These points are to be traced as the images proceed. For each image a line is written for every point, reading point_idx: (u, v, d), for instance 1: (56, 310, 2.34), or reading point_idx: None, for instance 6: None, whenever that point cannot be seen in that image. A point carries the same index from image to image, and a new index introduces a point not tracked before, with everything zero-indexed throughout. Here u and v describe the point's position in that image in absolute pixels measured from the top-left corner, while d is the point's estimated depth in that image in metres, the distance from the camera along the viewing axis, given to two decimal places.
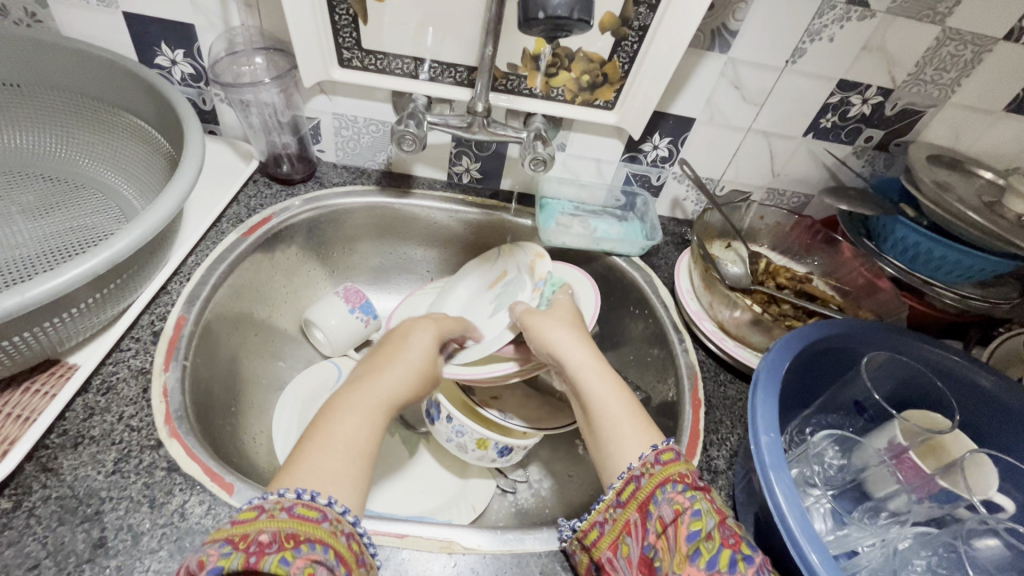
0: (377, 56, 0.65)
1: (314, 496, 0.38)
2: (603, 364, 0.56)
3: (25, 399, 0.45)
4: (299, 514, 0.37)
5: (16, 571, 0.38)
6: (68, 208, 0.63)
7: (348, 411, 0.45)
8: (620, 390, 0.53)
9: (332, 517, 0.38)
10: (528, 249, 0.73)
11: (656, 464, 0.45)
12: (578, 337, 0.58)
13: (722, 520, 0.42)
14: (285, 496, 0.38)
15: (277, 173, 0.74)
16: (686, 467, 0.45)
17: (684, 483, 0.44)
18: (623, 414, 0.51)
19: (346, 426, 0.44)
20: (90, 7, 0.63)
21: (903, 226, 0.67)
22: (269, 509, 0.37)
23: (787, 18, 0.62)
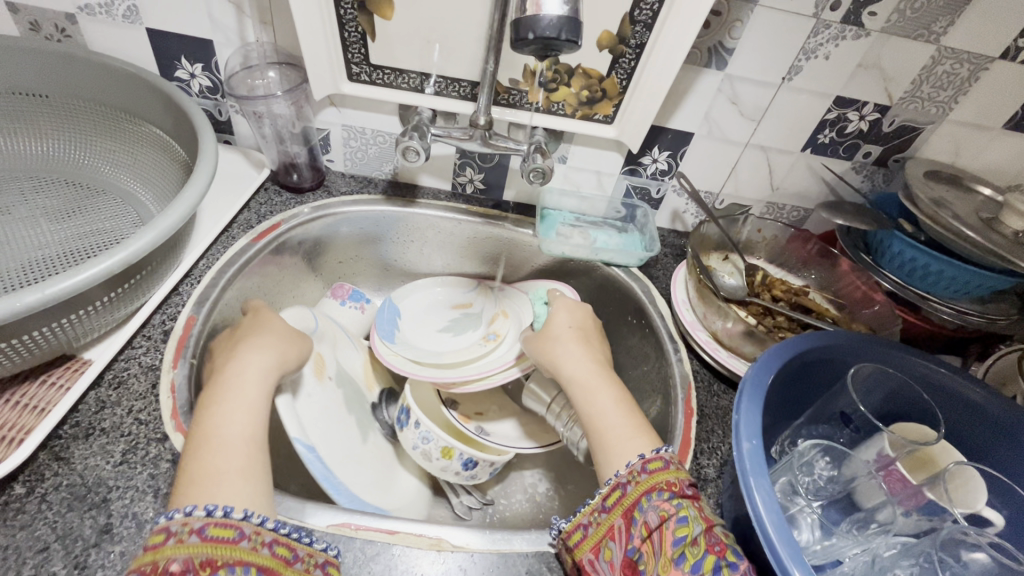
0: (386, 71, 0.68)
1: (228, 512, 0.39)
2: (599, 376, 0.59)
3: (41, 391, 0.48)
4: (212, 536, 0.37)
5: (26, 553, 0.40)
6: (89, 212, 0.66)
7: (220, 404, 0.47)
8: (619, 396, 0.56)
9: (250, 532, 0.39)
10: (499, 300, 0.81)
11: (643, 472, 0.46)
12: (578, 349, 0.62)
13: (709, 528, 0.43)
14: (194, 516, 0.38)
15: (287, 181, 0.77)
16: (675, 475, 0.46)
17: (671, 491, 0.45)
18: (619, 420, 0.54)
19: (222, 413, 0.46)
20: (116, 24, 0.67)
21: (899, 241, 0.68)
22: (178, 533, 0.37)
23: (781, 36, 0.64)
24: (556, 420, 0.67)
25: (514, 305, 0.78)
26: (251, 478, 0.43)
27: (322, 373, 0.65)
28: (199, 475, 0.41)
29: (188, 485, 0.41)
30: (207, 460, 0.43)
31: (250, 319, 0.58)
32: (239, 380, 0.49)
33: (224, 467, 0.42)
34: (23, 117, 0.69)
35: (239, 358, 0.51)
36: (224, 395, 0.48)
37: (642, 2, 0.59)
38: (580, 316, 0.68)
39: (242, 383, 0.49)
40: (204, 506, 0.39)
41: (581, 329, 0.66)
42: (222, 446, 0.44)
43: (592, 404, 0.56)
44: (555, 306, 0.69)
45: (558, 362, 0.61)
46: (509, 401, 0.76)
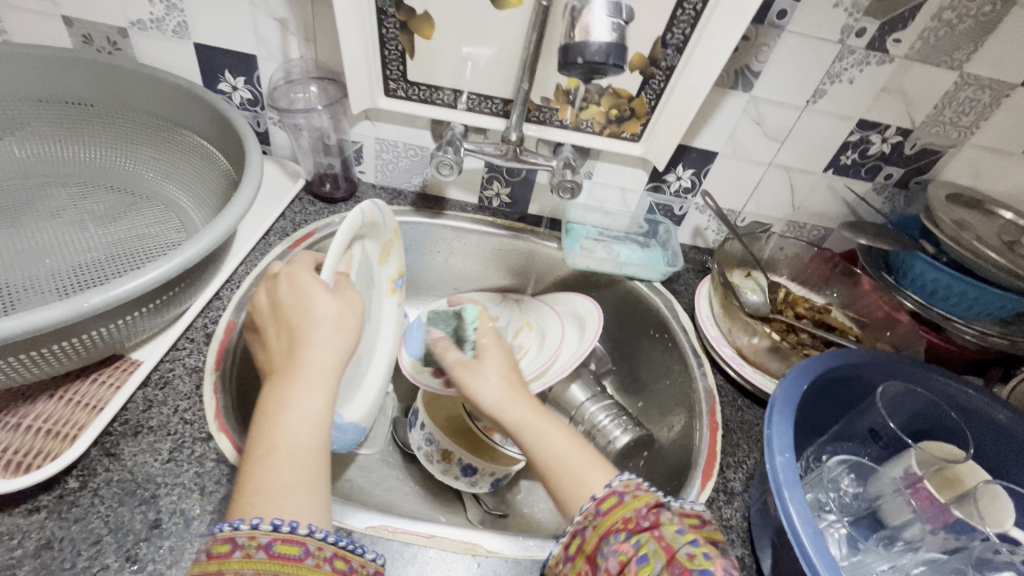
0: (421, 88, 0.70)
1: (294, 526, 0.36)
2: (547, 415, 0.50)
3: (93, 389, 0.50)
4: (280, 552, 0.35)
5: (81, 545, 0.41)
6: (134, 217, 0.68)
7: (286, 408, 0.41)
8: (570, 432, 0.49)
9: (315, 549, 0.37)
10: (525, 311, 0.83)
11: (596, 515, 0.41)
12: (510, 395, 0.52)
13: (671, 556, 0.36)
14: (260, 529, 0.35)
15: (321, 191, 0.79)
16: (631, 507, 0.41)
17: (628, 528, 0.39)
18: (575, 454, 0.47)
19: (292, 418, 0.41)
20: (165, 38, 0.70)
21: (921, 262, 0.69)
22: (244, 546, 0.35)
23: (807, 61, 0.66)
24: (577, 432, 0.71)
25: (533, 318, 0.81)
26: (317, 494, 0.39)
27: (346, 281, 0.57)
28: (266, 488, 0.38)
29: (252, 495, 0.37)
30: (276, 471, 0.38)
31: (288, 291, 0.48)
32: (310, 378, 0.43)
33: (292, 481, 0.38)
34: (71, 126, 0.71)
35: (304, 346, 0.44)
36: (288, 396, 0.42)
37: (674, 26, 0.61)
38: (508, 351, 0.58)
39: (308, 381, 0.43)
40: (271, 519, 0.36)
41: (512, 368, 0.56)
42: (289, 456, 0.39)
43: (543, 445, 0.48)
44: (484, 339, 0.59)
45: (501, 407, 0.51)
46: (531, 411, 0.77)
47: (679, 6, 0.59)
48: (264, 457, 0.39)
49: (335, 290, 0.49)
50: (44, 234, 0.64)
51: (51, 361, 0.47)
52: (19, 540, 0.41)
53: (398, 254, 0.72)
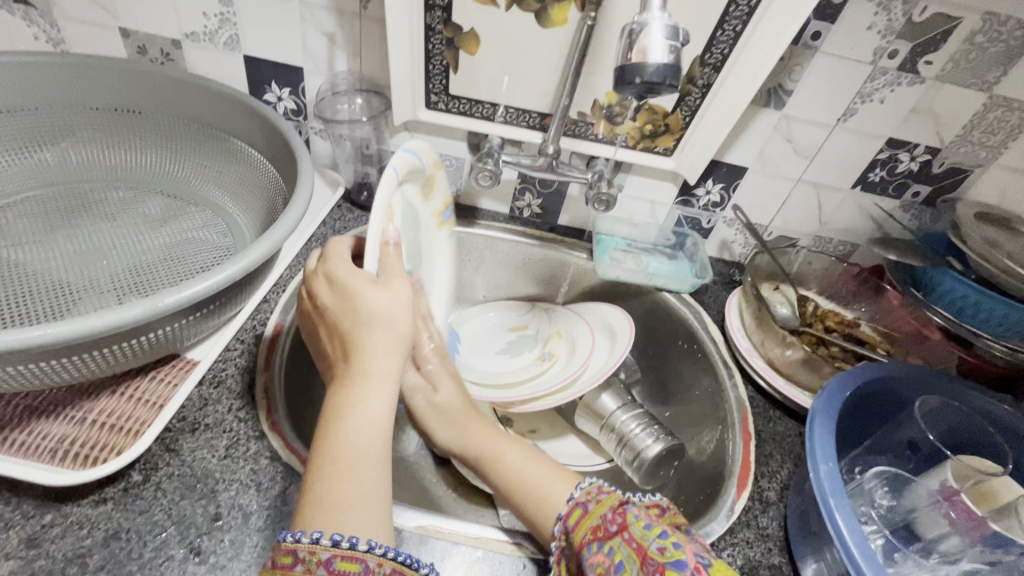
0: (462, 101, 0.72)
1: (354, 543, 0.37)
2: (503, 438, 0.55)
3: (153, 386, 0.52)
4: (339, 569, 0.36)
5: (147, 536, 0.43)
6: (182, 221, 0.71)
7: (344, 418, 0.42)
8: (528, 450, 0.53)
9: (373, 565, 0.38)
10: (554, 320, 0.85)
11: (568, 533, 0.44)
12: (466, 421, 0.57)
13: (643, 556, 0.38)
14: (321, 545, 0.36)
15: (359, 200, 0.82)
16: (598, 515, 0.44)
17: (598, 537, 0.42)
18: (537, 471, 0.51)
19: (353, 430, 0.42)
20: (217, 49, 0.73)
21: (951, 278, 0.69)
22: (306, 560, 0.36)
23: (839, 81, 0.67)
24: (607, 440, 0.72)
25: (562, 326, 0.83)
26: (378, 507, 0.40)
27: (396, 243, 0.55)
28: (328, 501, 0.39)
29: (315, 507, 0.39)
30: (337, 485, 0.40)
31: (332, 291, 0.49)
32: (365, 384, 0.44)
33: (353, 495, 0.40)
34: (123, 132, 0.74)
35: (358, 351, 0.45)
36: (345, 405, 0.43)
37: (713, 46, 0.63)
38: (460, 381, 0.63)
39: (364, 391, 0.44)
40: (331, 535, 0.37)
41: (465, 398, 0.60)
42: (349, 469, 0.40)
43: (502, 464, 0.52)
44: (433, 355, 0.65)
45: (463, 430, 0.57)
46: (559, 416, 0.79)
47: (719, 27, 0.61)
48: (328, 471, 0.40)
49: (380, 282, 0.49)
50: (100, 236, 0.67)
51: (119, 358, 0.49)
52: (89, 530, 0.42)
53: (441, 186, 0.68)
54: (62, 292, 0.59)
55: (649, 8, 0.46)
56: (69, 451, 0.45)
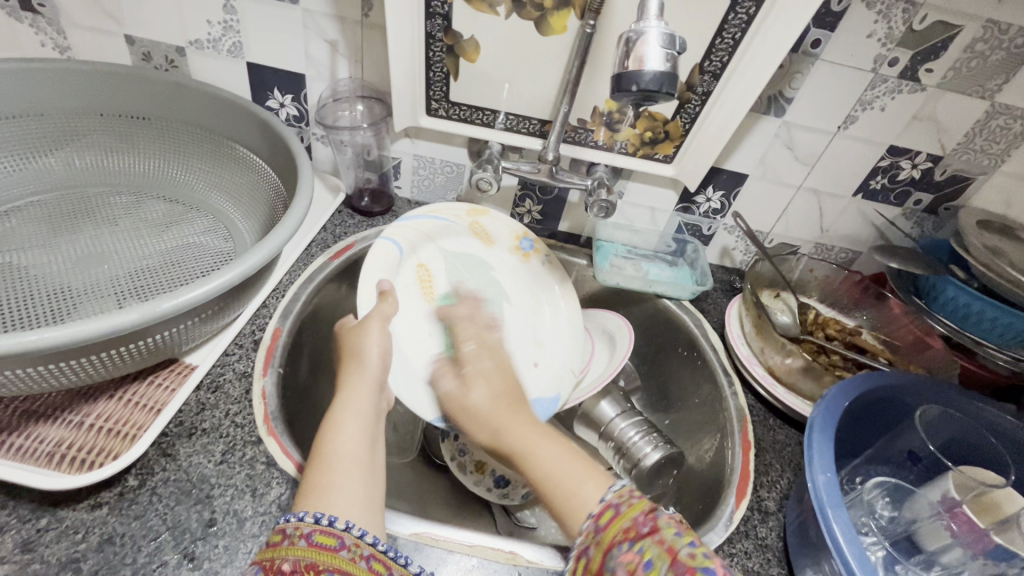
0: (462, 108, 0.72)
1: (332, 520, 0.39)
2: (543, 429, 0.50)
3: (150, 391, 0.52)
4: (318, 542, 0.38)
5: (141, 541, 0.43)
6: (184, 226, 0.71)
7: (329, 423, 0.47)
8: (561, 445, 0.47)
9: (350, 543, 0.38)
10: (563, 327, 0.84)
11: (597, 531, 0.39)
12: (505, 419, 0.51)
13: (675, 556, 0.34)
14: (304, 521, 0.38)
15: (359, 206, 0.82)
16: (629, 516, 0.39)
17: (630, 538, 0.37)
18: (565, 464, 0.45)
19: (336, 430, 0.46)
20: (220, 56, 0.73)
21: (953, 286, 0.69)
22: (291, 535, 0.38)
23: (839, 90, 0.67)
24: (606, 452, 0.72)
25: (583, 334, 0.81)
26: (361, 495, 0.42)
27: (433, 296, 0.71)
28: (311, 484, 0.42)
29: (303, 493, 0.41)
30: (320, 471, 0.43)
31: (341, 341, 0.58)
32: (348, 402, 0.49)
33: (332, 480, 0.42)
34: (126, 137, 0.74)
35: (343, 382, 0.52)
36: (331, 417, 0.48)
37: (713, 54, 0.63)
38: (497, 377, 0.57)
39: (352, 398, 0.50)
40: (314, 513, 0.39)
41: (498, 397, 0.54)
42: (328, 460, 0.43)
43: (533, 458, 0.47)
44: (474, 377, 0.58)
45: (498, 430, 0.51)
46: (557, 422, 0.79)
47: (718, 34, 0.61)
48: (317, 460, 0.43)
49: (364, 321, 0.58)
50: (103, 240, 0.67)
51: (117, 363, 0.49)
52: (83, 534, 0.42)
53: (501, 224, 0.76)
54: (64, 297, 0.60)
55: (646, 17, 0.46)
56: (65, 455, 0.46)
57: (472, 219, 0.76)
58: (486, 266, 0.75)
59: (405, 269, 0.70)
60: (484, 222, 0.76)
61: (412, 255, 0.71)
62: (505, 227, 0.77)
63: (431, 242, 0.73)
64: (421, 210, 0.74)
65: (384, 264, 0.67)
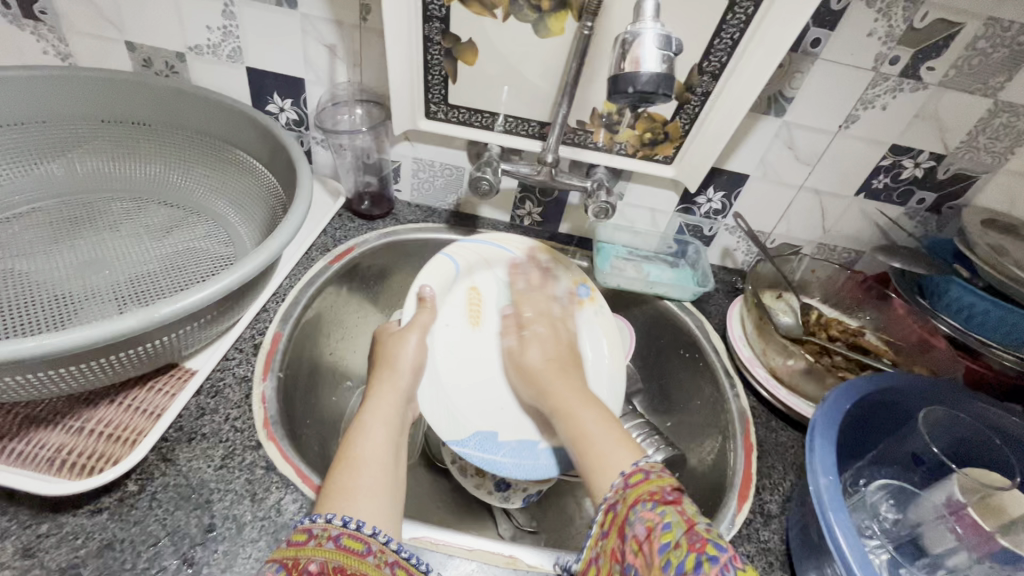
0: (461, 111, 0.72)
1: (360, 525, 0.39)
2: (592, 399, 0.54)
3: (151, 396, 0.52)
4: (346, 545, 0.38)
5: (140, 546, 0.43)
6: (184, 232, 0.71)
7: (357, 430, 0.47)
8: (602, 416, 0.52)
9: (377, 549, 0.39)
10: None
11: (625, 488, 0.42)
12: (554, 381, 0.57)
13: (692, 525, 0.38)
14: (333, 523, 0.39)
15: (359, 209, 0.82)
16: (657, 484, 0.42)
17: (654, 499, 0.40)
18: (602, 434, 0.49)
19: (366, 435, 0.47)
20: (220, 62, 0.74)
21: (958, 286, 0.67)
22: (318, 536, 0.38)
23: (839, 89, 0.67)
24: None
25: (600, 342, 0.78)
26: (385, 500, 0.42)
27: (478, 319, 0.66)
28: (340, 486, 0.42)
29: (328, 495, 0.42)
30: (346, 474, 0.43)
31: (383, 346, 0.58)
32: (380, 409, 0.50)
33: (357, 482, 0.42)
34: (128, 143, 0.75)
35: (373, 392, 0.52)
36: (361, 426, 0.48)
37: (711, 55, 0.63)
38: (553, 343, 0.62)
39: (378, 408, 0.50)
40: (341, 515, 0.40)
41: (551, 361, 0.59)
42: (356, 464, 0.44)
43: (575, 421, 0.52)
44: (530, 337, 0.62)
45: (547, 391, 0.56)
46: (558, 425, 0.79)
47: (716, 35, 0.61)
48: (344, 464, 0.44)
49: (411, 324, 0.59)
50: (105, 245, 0.68)
51: (116, 368, 0.49)
52: (83, 540, 0.43)
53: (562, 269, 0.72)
54: (65, 303, 0.60)
55: (642, 18, 0.46)
56: (66, 461, 0.46)
57: (535, 253, 0.72)
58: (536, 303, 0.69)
59: (456, 287, 0.67)
60: (547, 258, 0.72)
61: (467, 276, 0.68)
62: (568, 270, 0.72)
63: (488, 267, 0.69)
64: (484, 237, 0.72)
65: (437, 278, 0.66)
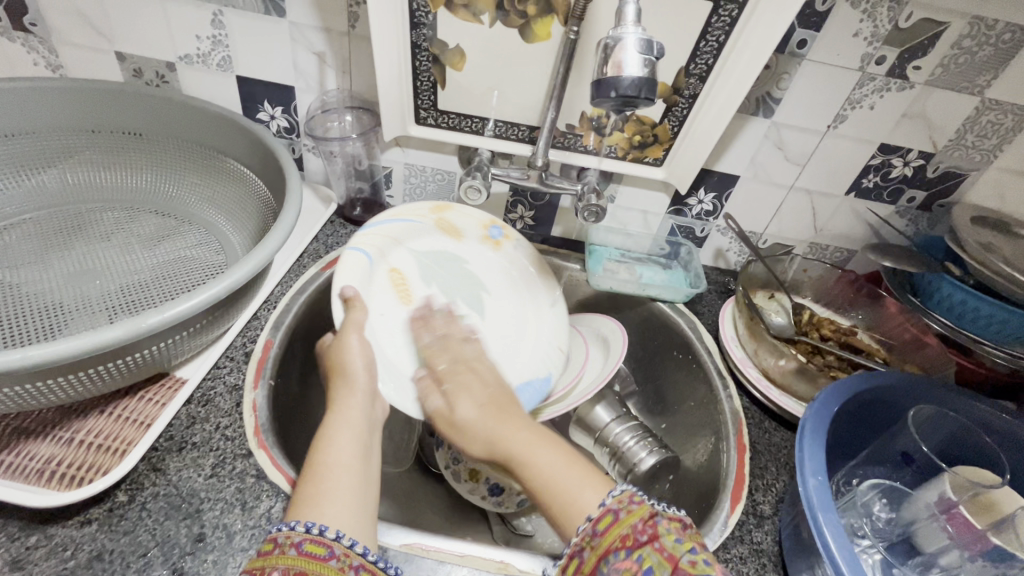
0: (451, 116, 0.72)
1: (322, 530, 0.39)
2: (552, 439, 0.50)
3: (141, 406, 0.52)
4: (308, 551, 0.38)
5: (130, 557, 0.43)
6: (175, 240, 0.72)
7: (329, 437, 0.47)
8: (563, 454, 0.47)
9: (340, 553, 0.38)
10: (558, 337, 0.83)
11: (593, 536, 0.40)
12: (497, 429, 0.51)
13: (675, 564, 0.37)
14: (295, 530, 0.39)
15: (351, 215, 0.83)
16: (627, 524, 0.40)
17: (627, 546, 0.39)
18: (563, 470, 0.46)
19: (333, 441, 0.46)
20: (210, 71, 0.74)
21: (948, 284, 0.68)
22: (282, 544, 0.38)
23: (827, 90, 0.67)
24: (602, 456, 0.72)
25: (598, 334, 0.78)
26: (354, 507, 0.42)
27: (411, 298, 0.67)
28: (308, 494, 0.42)
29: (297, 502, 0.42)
30: (314, 481, 0.43)
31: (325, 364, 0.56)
32: (343, 417, 0.49)
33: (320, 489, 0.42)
34: (119, 153, 0.75)
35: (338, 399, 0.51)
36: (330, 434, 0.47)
37: (697, 57, 0.63)
38: (487, 389, 0.56)
39: (345, 414, 0.50)
40: (305, 522, 0.40)
41: (486, 408, 0.53)
42: (326, 471, 0.44)
43: (533, 463, 0.47)
44: (459, 387, 0.56)
45: (493, 441, 0.50)
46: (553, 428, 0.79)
47: (702, 37, 0.61)
48: (312, 471, 0.44)
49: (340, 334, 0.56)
50: (95, 256, 0.68)
51: (105, 379, 0.49)
52: (73, 551, 0.42)
53: (467, 214, 0.76)
54: (56, 313, 0.60)
55: (624, 22, 0.46)
56: (56, 472, 0.46)
57: (436, 215, 0.74)
58: (459, 260, 0.73)
59: (378, 275, 0.66)
60: (449, 216, 0.75)
61: (383, 261, 0.67)
62: (471, 218, 0.76)
63: (400, 245, 0.70)
64: (384, 214, 0.71)
65: (355, 277, 0.63)
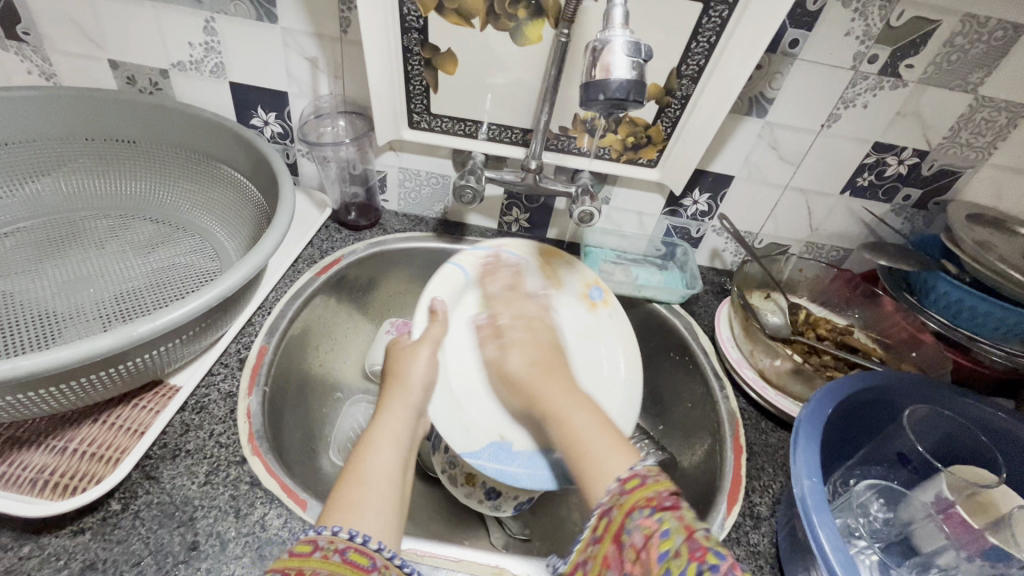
0: (444, 119, 0.72)
1: (366, 539, 0.37)
2: (588, 400, 0.51)
3: (134, 414, 0.52)
4: (351, 560, 0.36)
5: (123, 566, 0.43)
6: (170, 247, 0.72)
7: (371, 447, 0.46)
8: (597, 415, 0.48)
9: (382, 565, 0.37)
10: None
11: (621, 495, 0.39)
12: (541, 383, 0.54)
13: (692, 531, 0.35)
14: (339, 536, 0.37)
15: (346, 220, 0.82)
16: (654, 489, 0.39)
17: (652, 505, 0.37)
18: (595, 432, 0.46)
19: (378, 449, 0.46)
20: (203, 77, 0.74)
21: (944, 282, 0.68)
22: (324, 548, 0.36)
23: (820, 89, 0.67)
24: None
25: None
26: (388, 517, 0.41)
27: None
28: (344, 502, 0.41)
29: (333, 509, 0.40)
30: (350, 489, 0.42)
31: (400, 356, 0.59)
32: (392, 419, 0.50)
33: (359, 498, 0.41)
34: (114, 161, 0.75)
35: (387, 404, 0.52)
36: (372, 444, 0.47)
37: (689, 58, 0.63)
38: (536, 347, 0.60)
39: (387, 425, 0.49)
40: (348, 529, 0.38)
41: (535, 363, 0.57)
42: (368, 482, 0.43)
43: (568, 424, 0.48)
44: (509, 344, 0.61)
45: (538, 397, 0.54)
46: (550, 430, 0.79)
47: (693, 38, 0.61)
48: (349, 479, 0.43)
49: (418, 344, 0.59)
50: (90, 264, 0.68)
51: (98, 387, 0.49)
52: (65, 561, 0.42)
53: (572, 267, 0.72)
54: (51, 322, 0.60)
55: (612, 25, 0.46)
56: (49, 481, 0.46)
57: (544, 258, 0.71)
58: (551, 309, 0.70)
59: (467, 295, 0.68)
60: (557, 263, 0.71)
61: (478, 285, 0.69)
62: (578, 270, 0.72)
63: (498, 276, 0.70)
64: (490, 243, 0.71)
65: (447, 289, 0.66)
